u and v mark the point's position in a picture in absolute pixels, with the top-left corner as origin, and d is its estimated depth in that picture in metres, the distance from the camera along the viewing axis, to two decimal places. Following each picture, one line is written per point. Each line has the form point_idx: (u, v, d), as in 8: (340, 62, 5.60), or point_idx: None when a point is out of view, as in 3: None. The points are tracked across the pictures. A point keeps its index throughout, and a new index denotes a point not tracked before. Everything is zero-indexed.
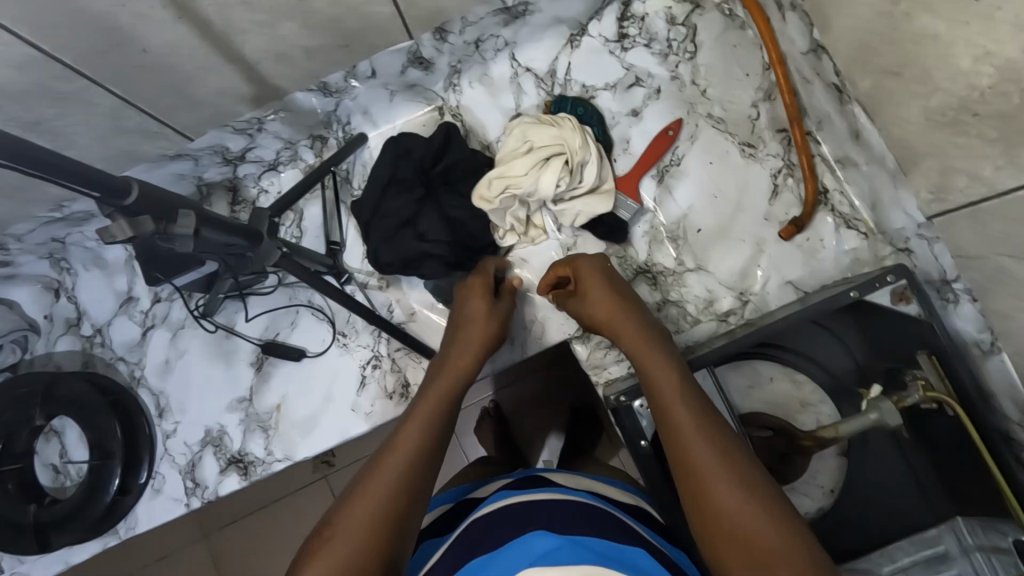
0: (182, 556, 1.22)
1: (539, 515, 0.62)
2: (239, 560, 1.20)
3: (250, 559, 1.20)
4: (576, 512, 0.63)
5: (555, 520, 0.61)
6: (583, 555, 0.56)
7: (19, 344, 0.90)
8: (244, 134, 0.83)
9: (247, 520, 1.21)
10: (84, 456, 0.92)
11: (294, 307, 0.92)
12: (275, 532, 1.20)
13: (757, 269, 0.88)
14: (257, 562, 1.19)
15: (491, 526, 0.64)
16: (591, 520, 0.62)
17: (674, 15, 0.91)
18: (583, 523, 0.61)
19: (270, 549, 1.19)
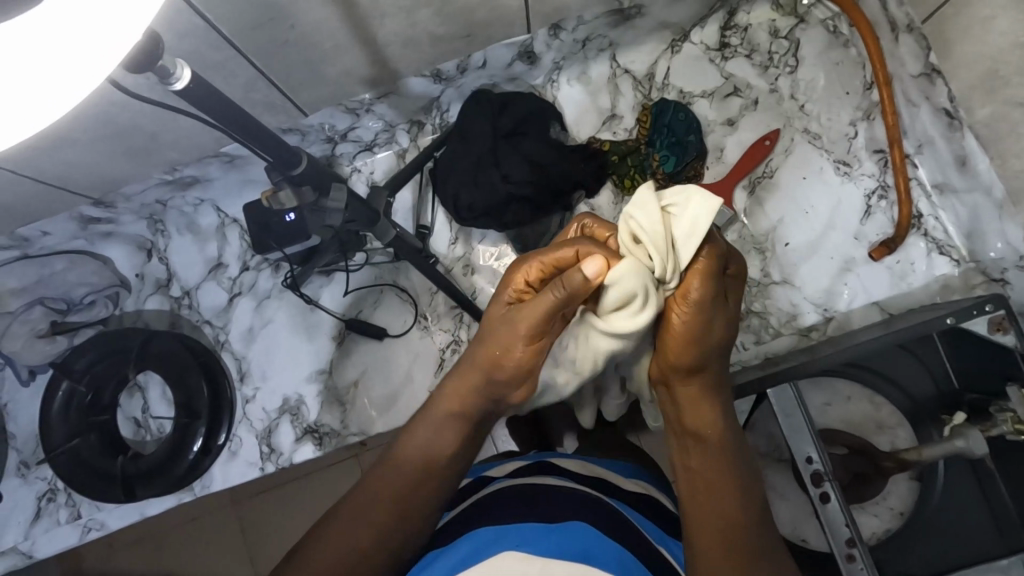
0: (216, 522, 1.25)
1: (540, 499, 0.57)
2: (269, 529, 1.23)
3: (287, 530, 1.23)
4: (572, 501, 0.57)
5: (551, 511, 0.55)
6: (570, 549, 0.51)
7: (111, 299, 0.95)
8: (352, 114, 0.85)
9: (280, 494, 1.24)
10: (166, 412, 0.94)
11: (379, 287, 0.94)
12: (300, 504, 1.23)
13: (844, 287, 0.87)
14: (285, 533, 1.22)
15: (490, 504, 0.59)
16: (594, 511, 0.56)
17: (778, 28, 0.91)
18: (582, 507, 0.56)
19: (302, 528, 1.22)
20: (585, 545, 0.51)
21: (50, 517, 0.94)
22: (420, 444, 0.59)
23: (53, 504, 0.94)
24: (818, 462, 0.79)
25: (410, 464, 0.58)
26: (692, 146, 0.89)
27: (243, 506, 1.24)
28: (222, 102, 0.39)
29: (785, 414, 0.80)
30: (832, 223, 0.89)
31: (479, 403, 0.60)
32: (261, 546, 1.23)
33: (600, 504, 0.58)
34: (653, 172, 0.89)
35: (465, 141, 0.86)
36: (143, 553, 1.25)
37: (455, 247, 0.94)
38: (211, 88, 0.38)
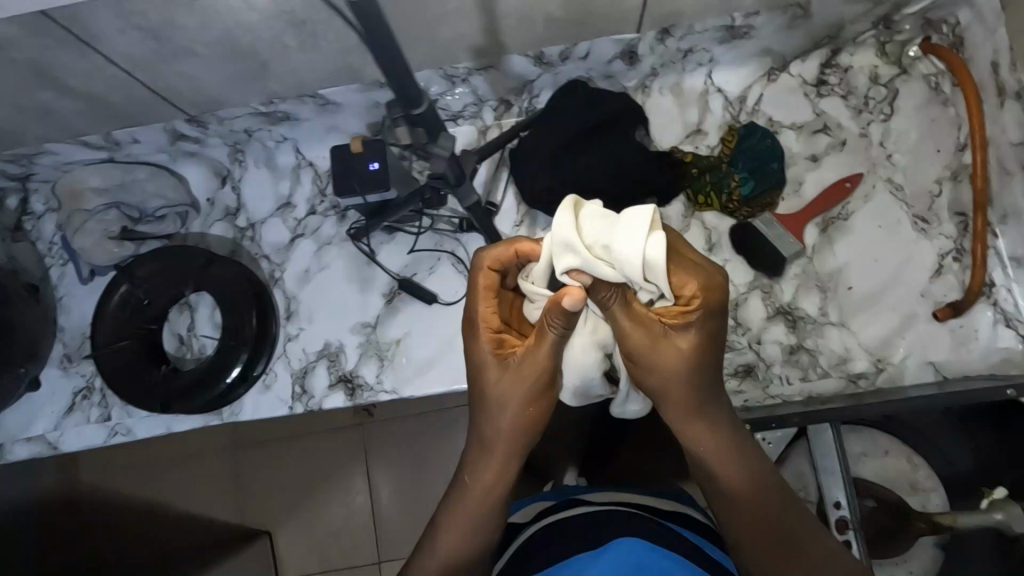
0: (211, 463, 1.26)
1: (578, 533, 0.65)
2: (263, 480, 1.25)
3: (278, 486, 1.25)
4: (618, 526, 0.64)
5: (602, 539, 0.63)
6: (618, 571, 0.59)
7: (180, 217, 0.97)
8: (449, 81, 0.86)
9: (282, 444, 1.25)
10: (211, 334, 0.97)
11: (438, 254, 0.95)
12: (297, 461, 1.25)
13: (901, 340, 0.86)
14: (277, 488, 1.24)
15: (540, 546, 0.66)
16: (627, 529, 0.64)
17: (878, 75, 0.92)
18: (614, 532, 0.64)
19: (294, 487, 1.24)
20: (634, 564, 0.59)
21: (82, 413, 0.96)
22: (465, 516, 0.63)
23: (87, 402, 0.96)
24: (845, 508, 0.78)
25: (463, 537, 0.63)
26: (772, 174, 0.89)
27: (236, 454, 1.26)
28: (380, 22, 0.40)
29: (820, 453, 0.80)
30: (899, 275, 0.88)
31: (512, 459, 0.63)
32: (251, 495, 1.25)
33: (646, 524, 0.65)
34: (730, 191, 0.89)
35: (553, 129, 0.88)
36: (128, 478, 1.28)
37: (518, 230, 0.95)
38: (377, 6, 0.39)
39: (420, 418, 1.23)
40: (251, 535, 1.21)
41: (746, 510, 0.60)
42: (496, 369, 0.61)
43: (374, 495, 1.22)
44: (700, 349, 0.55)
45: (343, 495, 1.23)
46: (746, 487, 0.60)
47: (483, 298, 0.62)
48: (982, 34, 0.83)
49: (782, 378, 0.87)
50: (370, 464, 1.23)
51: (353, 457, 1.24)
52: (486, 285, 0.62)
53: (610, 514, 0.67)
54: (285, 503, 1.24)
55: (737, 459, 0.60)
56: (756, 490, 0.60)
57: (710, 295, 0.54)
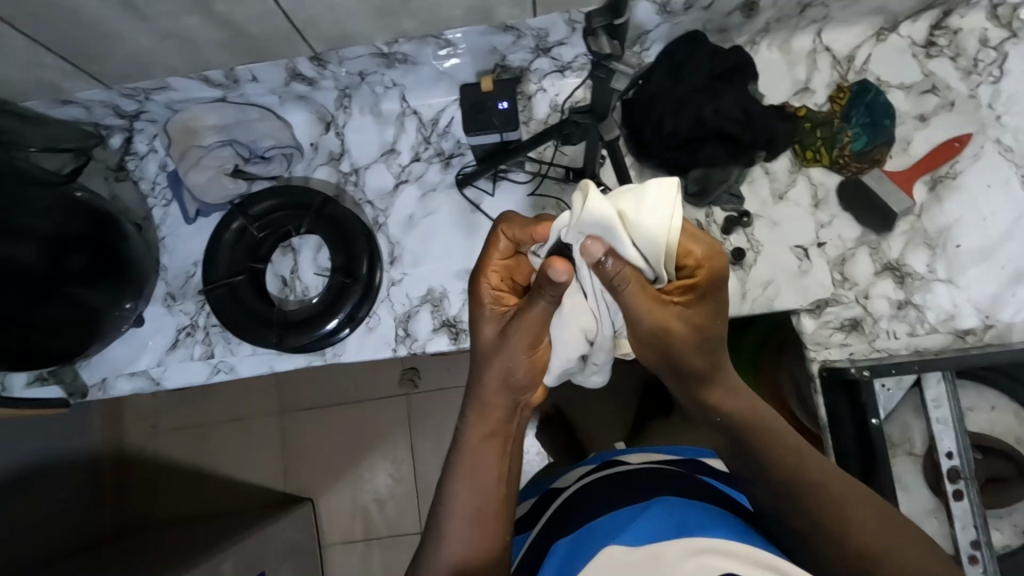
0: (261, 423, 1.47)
1: (618, 496, 0.70)
2: (313, 442, 1.50)
3: (321, 452, 1.49)
4: (655, 487, 0.69)
5: (633, 495, 0.69)
6: (662, 527, 0.62)
7: (286, 159, 0.98)
8: (570, 27, 0.87)
9: (327, 413, 1.49)
10: (315, 277, 0.98)
11: (542, 203, 0.96)
12: (339, 426, 1.48)
13: (1010, 298, 0.87)
14: (324, 455, 1.49)
15: (585, 503, 0.72)
16: (667, 486, 0.69)
17: (988, 38, 0.93)
18: (652, 492, 0.69)
19: (336, 455, 1.48)
20: (679, 521, 0.62)
21: (184, 350, 0.97)
22: (475, 492, 0.64)
23: (190, 339, 0.97)
24: (959, 459, 0.80)
25: (476, 500, 0.64)
26: (885, 131, 0.89)
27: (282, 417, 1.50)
28: None
29: (933, 405, 0.82)
30: (1008, 235, 0.88)
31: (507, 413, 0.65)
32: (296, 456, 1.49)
33: (684, 482, 0.71)
34: (842, 146, 0.90)
35: (668, 78, 0.88)
36: (181, 443, 1.54)
37: None
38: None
39: (456, 398, 1.47)
40: (297, 500, 1.47)
41: (768, 457, 0.64)
42: (494, 331, 0.65)
43: (413, 458, 1.46)
44: (702, 349, 0.60)
45: (386, 459, 1.47)
46: (763, 443, 0.64)
47: (488, 272, 0.66)
48: None
49: (889, 332, 0.88)
50: (410, 434, 1.47)
51: (397, 429, 1.47)
52: (501, 252, 0.66)
53: (650, 475, 0.72)
54: (336, 465, 1.48)
55: (752, 417, 0.65)
56: (770, 446, 0.64)
57: (716, 270, 0.57)
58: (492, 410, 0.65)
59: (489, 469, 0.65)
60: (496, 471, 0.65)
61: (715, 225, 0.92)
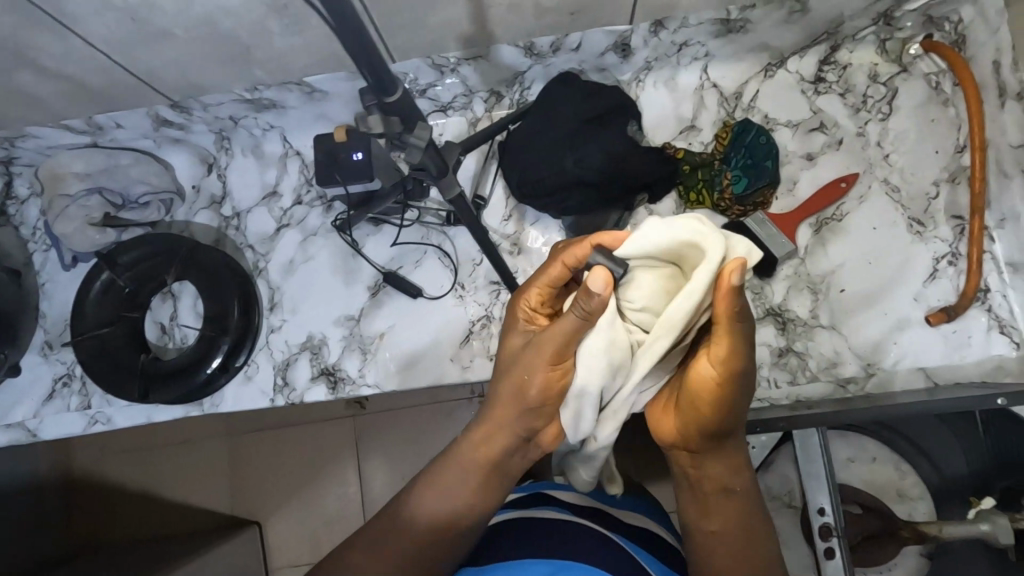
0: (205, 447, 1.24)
1: (538, 539, 0.68)
2: (258, 474, 1.22)
3: (269, 478, 1.22)
4: (572, 542, 0.68)
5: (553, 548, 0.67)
6: None
7: (165, 205, 0.96)
8: (438, 70, 0.84)
9: (273, 435, 1.22)
10: (192, 324, 0.95)
11: (424, 247, 0.93)
12: (289, 450, 1.22)
13: (893, 345, 0.84)
14: (270, 483, 1.22)
15: (501, 536, 0.71)
16: (584, 544, 0.68)
17: (878, 73, 0.90)
18: (569, 545, 0.67)
19: (286, 478, 1.21)
20: None
21: (61, 401, 0.95)
22: (429, 512, 0.66)
23: (67, 389, 0.95)
24: (829, 515, 0.77)
25: (442, 505, 0.66)
26: (766, 172, 0.87)
27: (232, 441, 1.23)
28: None
29: (804, 459, 0.79)
30: (894, 279, 0.86)
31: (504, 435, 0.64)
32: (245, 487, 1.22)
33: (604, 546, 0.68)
34: (721, 189, 0.87)
35: (539, 117, 0.85)
36: (129, 466, 1.26)
37: (506, 224, 0.93)
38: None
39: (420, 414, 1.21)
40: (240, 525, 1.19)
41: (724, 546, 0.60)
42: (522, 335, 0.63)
43: (364, 485, 1.19)
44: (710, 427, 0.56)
45: (335, 485, 1.20)
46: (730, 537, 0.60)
47: (538, 284, 0.61)
48: (984, 32, 0.81)
49: (769, 381, 0.85)
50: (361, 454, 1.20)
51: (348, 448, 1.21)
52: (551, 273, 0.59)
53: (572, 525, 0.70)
54: (282, 491, 1.20)
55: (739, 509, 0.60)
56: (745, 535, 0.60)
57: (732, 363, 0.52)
58: (490, 422, 0.64)
59: (456, 494, 0.66)
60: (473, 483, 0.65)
61: None
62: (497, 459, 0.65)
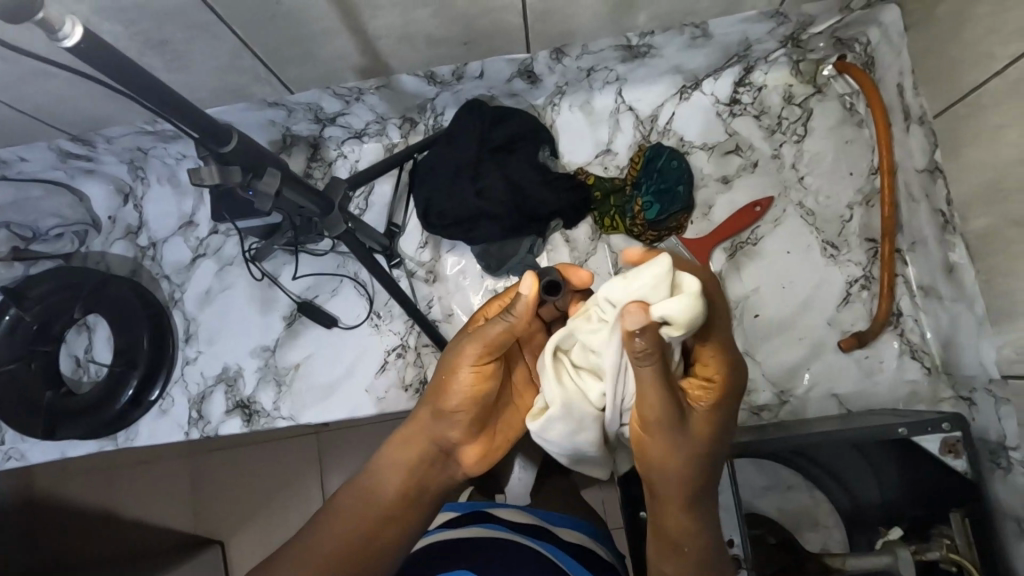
0: (163, 471, 1.13)
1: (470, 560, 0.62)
2: (214, 497, 1.12)
3: (224, 499, 1.11)
4: (507, 562, 0.61)
5: (491, 569, 0.60)
6: None
7: (78, 236, 0.96)
8: (342, 99, 0.83)
9: (231, 457, 1.13)
10: (106, 358, 0.94)
11: (339, 276, 0.92)
12: (248, 471, 1.12)
13: (805, 371, 0.83)
14: (224, 505, 1.11)
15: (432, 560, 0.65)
16: (521, 563, 0.61)
17: (792, 94, 0.89)
18: (502, 567, 0.61)
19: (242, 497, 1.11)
20: None
21: None
22: (346, 523, 0.58)
23: None
24: (738, 547, 0.73)
25: (354, 522, 0.58)
26: (679, 197, 0.86)
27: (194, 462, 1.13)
28: (127, 67, 0.36)
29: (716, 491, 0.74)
30: (808, 303, 0.85)
31: (427, 444, 0.59)
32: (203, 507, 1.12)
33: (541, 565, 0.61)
34: (633, 215, 0.87)
35: (445, 145, 0.85)
36: (91, 486, 1.09)
37: (422, 251, 0.92)
38: (110, 49, 0.35)
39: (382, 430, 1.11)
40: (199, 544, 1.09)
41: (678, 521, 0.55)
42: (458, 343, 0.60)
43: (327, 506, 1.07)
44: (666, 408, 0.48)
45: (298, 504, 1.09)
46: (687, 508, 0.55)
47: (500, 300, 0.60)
48: (889, 54, 0.79)
49: None
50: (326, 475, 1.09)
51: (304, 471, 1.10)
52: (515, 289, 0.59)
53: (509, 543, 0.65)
54: (240, 512, 1.10)
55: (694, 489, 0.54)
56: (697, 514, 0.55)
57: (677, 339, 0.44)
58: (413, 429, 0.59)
59: (374, 504, 0.59)
60: (389, 499, 0.59)
61: None
62: (418, 464, 0.59)
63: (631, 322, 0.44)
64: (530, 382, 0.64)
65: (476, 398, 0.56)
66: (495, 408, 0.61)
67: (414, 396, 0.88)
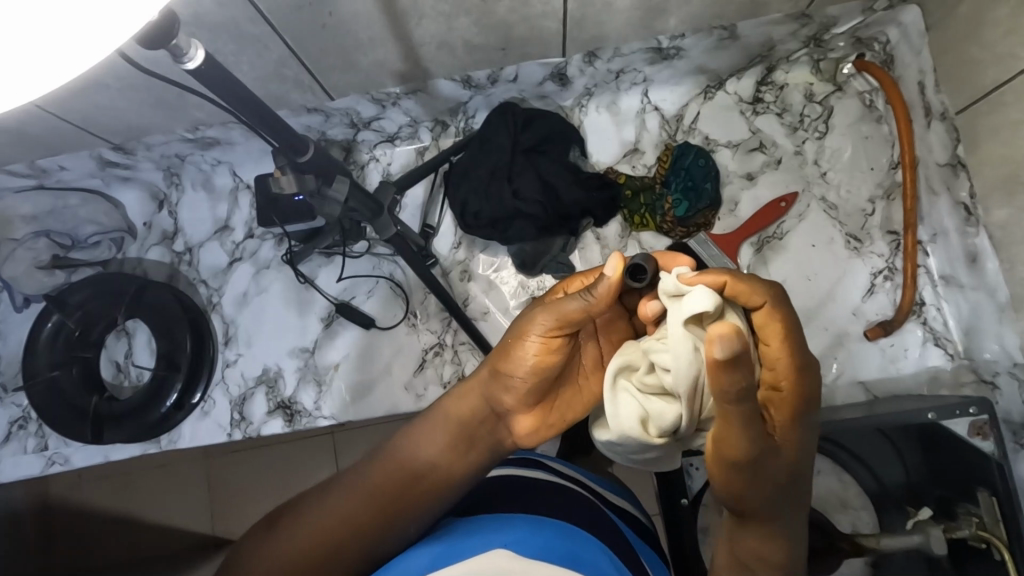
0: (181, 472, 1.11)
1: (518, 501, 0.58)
2: (232, 497, 1.09)
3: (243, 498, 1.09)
4: (557, 505, 0.57)
5: (545, 510, 0.56)
6: (554, 547, 0.50)
7: (116, 243, 0.97)
8: (378, 104, 0.85)
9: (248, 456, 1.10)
10: (148, 362, 0.95)
11: (375, 277, 0.95)
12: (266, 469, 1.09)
13: (833, 361, 0.86)
14: (241, 504, 1.08)
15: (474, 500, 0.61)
16: (571, 509, 0.57)
17: (813, 92, 0.91)
18: (555, 507, 0.57)
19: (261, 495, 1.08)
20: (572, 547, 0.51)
21: (18, 443, 0.95)
22: (397, 466, 0.60)
23: (24, 431, 0.95)
24: None
25: (406, 471, 0.60)
26: (706, 194, 0.89)
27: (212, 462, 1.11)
28: (234, 84, 0.39)
29: None
30: (832, 294, 0.88)
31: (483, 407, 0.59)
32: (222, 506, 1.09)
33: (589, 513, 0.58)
34: (663, 213, 0.89)
35: (479, 149, 0.87)
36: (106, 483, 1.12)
37: (456, 251, 0.94)
38: (219, 66, 0.37)
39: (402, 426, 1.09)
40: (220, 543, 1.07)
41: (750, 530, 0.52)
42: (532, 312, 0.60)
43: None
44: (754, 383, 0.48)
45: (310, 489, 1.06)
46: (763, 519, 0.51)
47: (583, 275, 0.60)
48: (909, 53, 0.82)
49: None
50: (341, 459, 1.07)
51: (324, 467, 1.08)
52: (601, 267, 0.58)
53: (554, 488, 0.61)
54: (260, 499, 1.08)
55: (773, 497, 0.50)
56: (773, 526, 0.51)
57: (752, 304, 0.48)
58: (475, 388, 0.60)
59: (425, 453, 0.60)
60: (440, 454, 0.60)
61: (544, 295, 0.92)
62: (471, 419, 0.60)
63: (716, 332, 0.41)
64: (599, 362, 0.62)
65: (539, 369, 0.56)
66: (560, 385, 0.60)
67: None
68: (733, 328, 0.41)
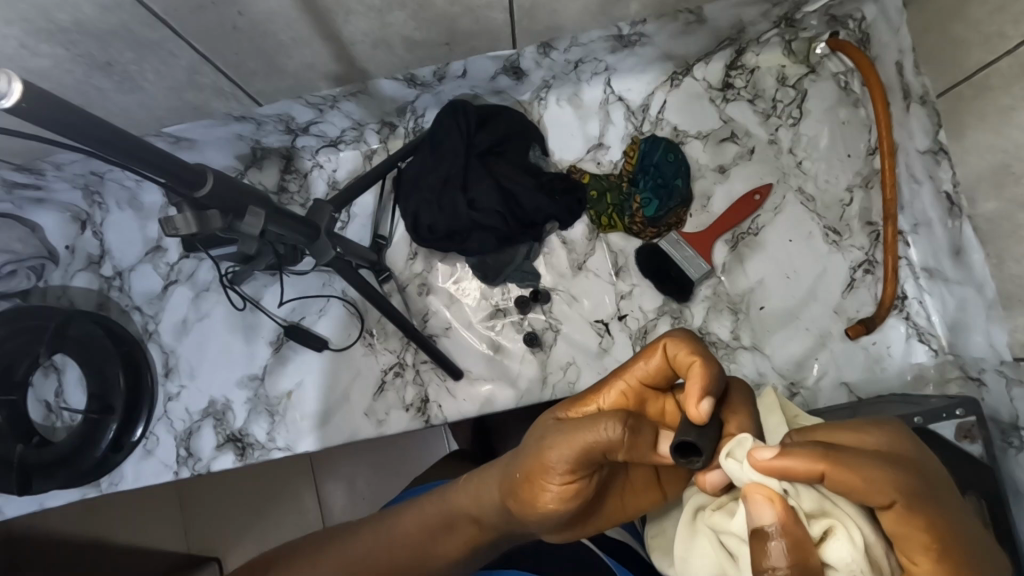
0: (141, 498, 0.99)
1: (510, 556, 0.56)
2: (203, 522, 0.99)
3: (218, 519, 0.99)
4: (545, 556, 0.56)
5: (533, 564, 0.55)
6: None
7: (35, 271, 0.85)
8: (314, 109, 0.76)
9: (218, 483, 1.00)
10: (79, 401, 0.87)
11: (326, 295, 0.87)
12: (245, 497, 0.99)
13: (814, 361, 0.82)
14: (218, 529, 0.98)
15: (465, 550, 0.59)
16: None
17: (786, 75, 0.85)
18: None
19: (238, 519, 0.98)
20: None
21: None
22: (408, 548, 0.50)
23: None
24: None
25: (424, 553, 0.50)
26: (677, 191, 0.83)
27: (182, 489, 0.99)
28: (77, 121, 0.32)
29: None
30: (812, 291, 0.83)
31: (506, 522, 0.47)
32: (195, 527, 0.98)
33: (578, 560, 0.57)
34: (632, 214, 0.84)
35: (429, 153, 0.80)
36: None
37: (412, 263, 0.88)
38: (78, 108, 0.32)
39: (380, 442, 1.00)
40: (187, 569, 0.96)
41: None
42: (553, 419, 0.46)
43: (326, 511, 0.98)
44: None
45: (293, 516, 0.98)
46: None
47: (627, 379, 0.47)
48: (886, 33, 0.77)
49: None
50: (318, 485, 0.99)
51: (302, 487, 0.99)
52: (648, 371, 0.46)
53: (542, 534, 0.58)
54: (238, 522, 0.98)
55: None
56: None
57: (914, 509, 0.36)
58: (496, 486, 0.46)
59: (434, 542, 0.50)
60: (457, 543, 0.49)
61: (509, 305, 0.86)
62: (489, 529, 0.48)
63: (764, 517, 0.35)
64: (651, 476, 0.48)
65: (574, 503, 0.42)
66: (606, 494, 0.47)
67: (417, 415, 0.85)
68: (787, 518, 0.35)
